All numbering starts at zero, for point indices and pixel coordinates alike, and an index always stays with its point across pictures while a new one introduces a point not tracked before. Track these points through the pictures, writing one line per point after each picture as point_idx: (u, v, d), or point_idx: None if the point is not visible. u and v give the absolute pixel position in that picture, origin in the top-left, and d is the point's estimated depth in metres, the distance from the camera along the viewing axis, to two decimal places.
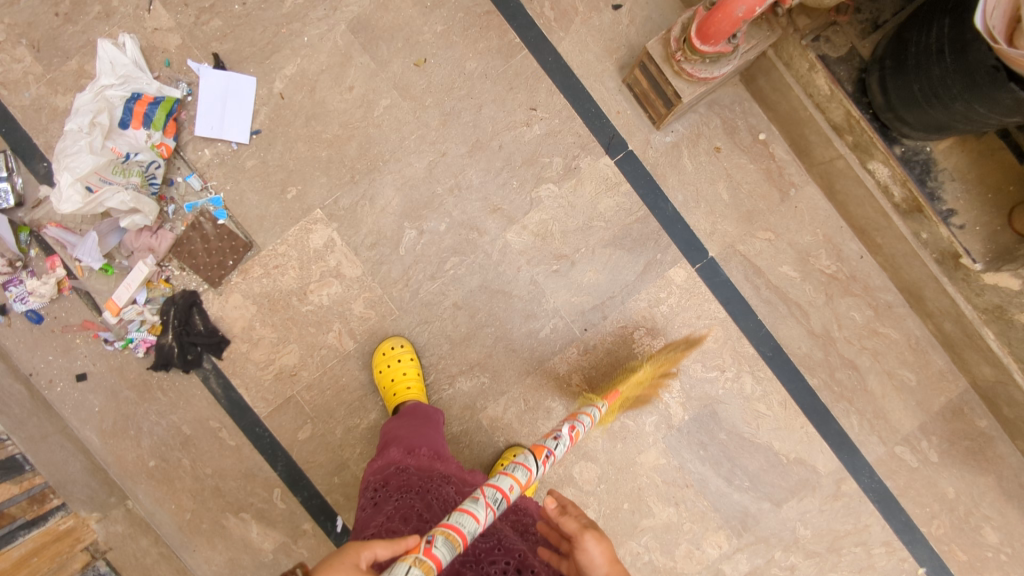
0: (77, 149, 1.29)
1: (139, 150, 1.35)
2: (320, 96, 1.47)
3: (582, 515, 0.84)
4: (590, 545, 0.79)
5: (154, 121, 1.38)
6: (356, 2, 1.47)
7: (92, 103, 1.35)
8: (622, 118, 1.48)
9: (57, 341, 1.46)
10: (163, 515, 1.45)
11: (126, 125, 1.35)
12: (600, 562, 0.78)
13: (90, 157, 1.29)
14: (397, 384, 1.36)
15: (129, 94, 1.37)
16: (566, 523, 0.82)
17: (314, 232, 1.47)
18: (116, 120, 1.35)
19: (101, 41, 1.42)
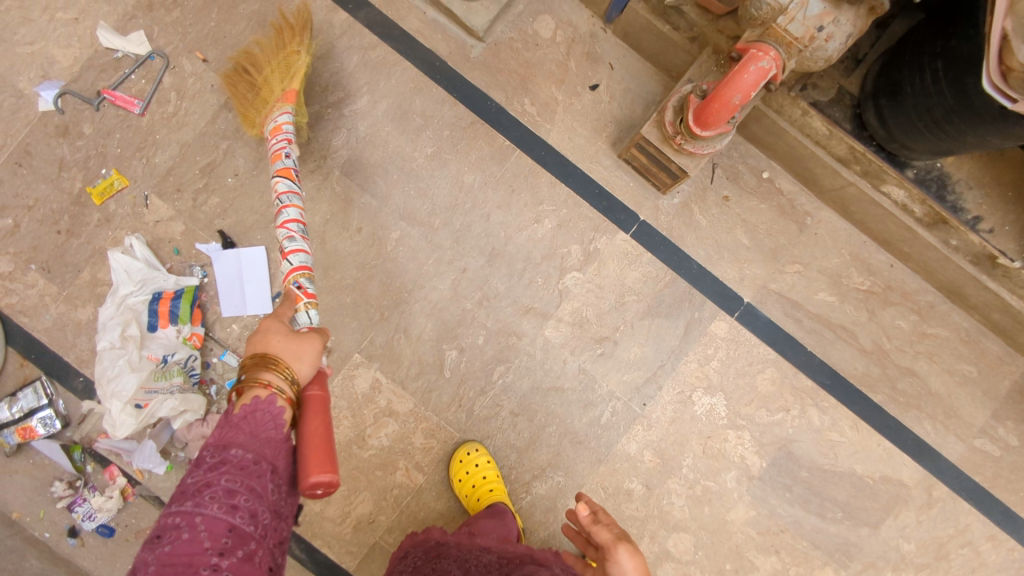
0: (117, 370, 1.34)
1: (174, 349, 1.39)
2: (331, 245, 1.48)
3: (611, 525, 0.91)
4: (624, 557, 0.86)
5: (180, 315, 1.40)
6: (343, 145, 1.49)
7: (118, 316, 1.38)
8: (627, 191, 1.49)
9: (133, 548, 1.45)
10: None
11: (155, 328, 1.39)
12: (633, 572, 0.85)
13: (132, 375, 1.34)
14: (481, 488, 1.36)
15: (150, 296, 1.41)
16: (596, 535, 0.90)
17: (357, 377, 1.47)
18: (144, 325, 1.39)
19: (110, 251, 1.44)
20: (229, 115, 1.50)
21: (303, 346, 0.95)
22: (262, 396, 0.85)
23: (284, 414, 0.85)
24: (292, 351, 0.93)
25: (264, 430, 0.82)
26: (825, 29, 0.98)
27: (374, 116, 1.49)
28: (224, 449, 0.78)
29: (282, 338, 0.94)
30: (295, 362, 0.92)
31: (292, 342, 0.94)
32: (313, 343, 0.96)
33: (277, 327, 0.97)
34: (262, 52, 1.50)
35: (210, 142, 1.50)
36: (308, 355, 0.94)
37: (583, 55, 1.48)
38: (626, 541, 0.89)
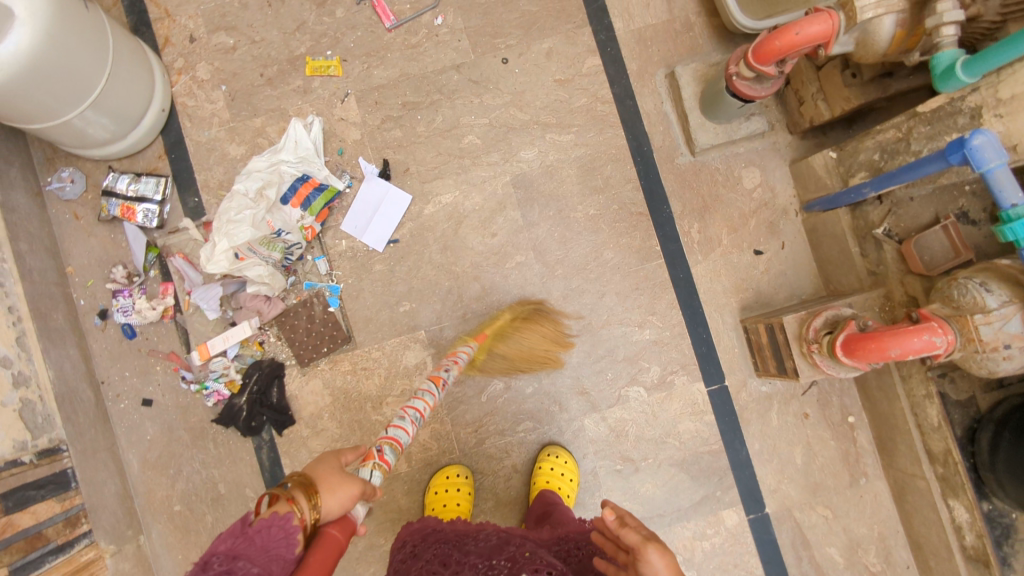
0: (240, 216, 1.38)
1: (290, 229, 1.43)
2: (463, 232, 1.54)
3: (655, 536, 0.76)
4: (661, 560, 0.73)
5: (312, 206, 1.46)
6: (527, 160, 1.55)
7: (265, 173, 1.43)
8: (729, 354, 1.53)
9: (139, 360, 1.50)
10: (166, 562, 1.45)
11: (288, 202, 1.44)
12: None
13: (249, 229, 1.37)
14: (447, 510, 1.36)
15: (300, 174, 1.46)
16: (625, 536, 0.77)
17: (410, 350, 1.52)
18: (280, 194, 1.44)
19: (292, 119, 1.51)
20: (453, 77, 1.56)
21: (345, 483, 0.84)
22: (281, 511, 0.73)
23: (301, 534, 0.73)
24: (330, 485, 0.82)
25: (274, 551, 0.70)
26: (1010, 348, 1.02)
27: (568, 156, 1.54)
28: (232, 560, 0.67)
29: (335, 473, 0.85)
30: (327, 495, 0.81)
31: (332, 476, 0.84)
32: (356, 485, 0.85)
33: (332, 462, 0.88)
34: (514, 46, 1.55)
35: (423, 88, 1.56)
36: (344, 492, 0.83)
37: (766, 221, 1.54)
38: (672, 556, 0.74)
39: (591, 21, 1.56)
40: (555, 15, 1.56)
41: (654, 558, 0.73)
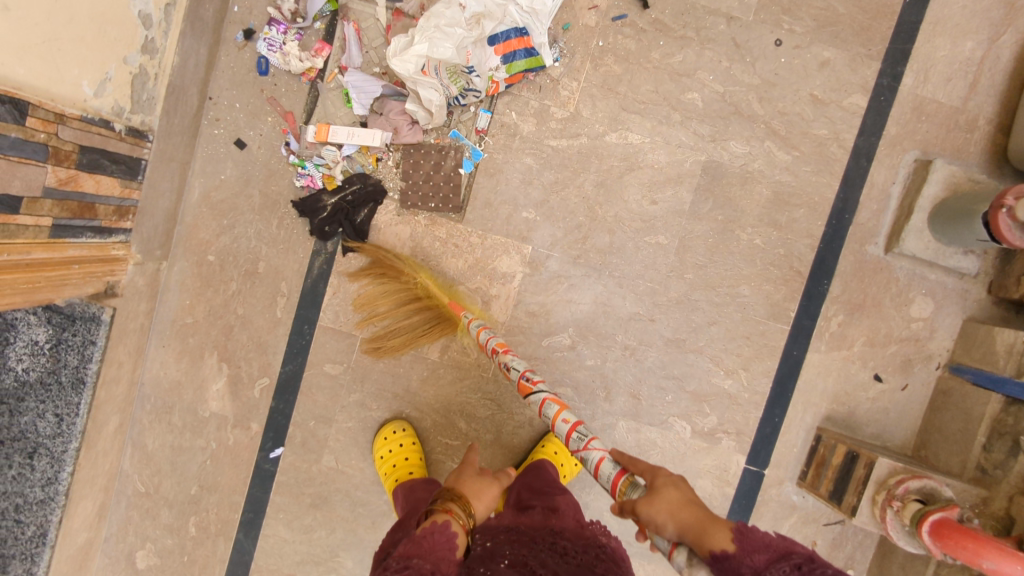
0: (449, 30, 1.25)
1: (481, 73, 1.29)
2: (627, 180, 1.37)
3: (653, 471, 0.89)
4: (665, 492, 0.83)
5: (512, 64, 1.31)
6: (733, 151, 1.37)
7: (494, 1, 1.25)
8: (787, 450, 1.42)
9: (254, 100, 1.34)
10: (173, 299, 1.38)
11: (495, 46, 1.29)
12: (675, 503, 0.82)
13: (450, 49, 1.25)
14: (398, 467, 1.30)
15: (521, 25, 1.29)
16: (623, 480, 0.93)
17: (508, 256, 1.39)
18: (491, 33, 1.28)
19: None
20: (718, 26, 1.35)
21: (480, 484, 0.99)
22: (440, 521, 0.88)
23: (456, 538, 0.87)
24: (479, 491, 0.98)
25: (440, 552, 0.84)
26: None
27: (771, 175, 1.38)
28: (407, 559, 0.82)
29: (476, 479, 1.01)
30: (475, 499, 0.97)
31: (470, 480, 1.00)
32: (493, 485, 1.00)
33: (471, 466, 1.05)
34: (798, 35, 1.35)
35: (684, 18, 1.35)
36: (488, 494, 0.98)
37: (907, 356, 1.41)
38: (674, 478, 0.87)
39: (884, 60, 1.36)
40: (856, 31, 1.36)
41: (659, 496, 0.83)
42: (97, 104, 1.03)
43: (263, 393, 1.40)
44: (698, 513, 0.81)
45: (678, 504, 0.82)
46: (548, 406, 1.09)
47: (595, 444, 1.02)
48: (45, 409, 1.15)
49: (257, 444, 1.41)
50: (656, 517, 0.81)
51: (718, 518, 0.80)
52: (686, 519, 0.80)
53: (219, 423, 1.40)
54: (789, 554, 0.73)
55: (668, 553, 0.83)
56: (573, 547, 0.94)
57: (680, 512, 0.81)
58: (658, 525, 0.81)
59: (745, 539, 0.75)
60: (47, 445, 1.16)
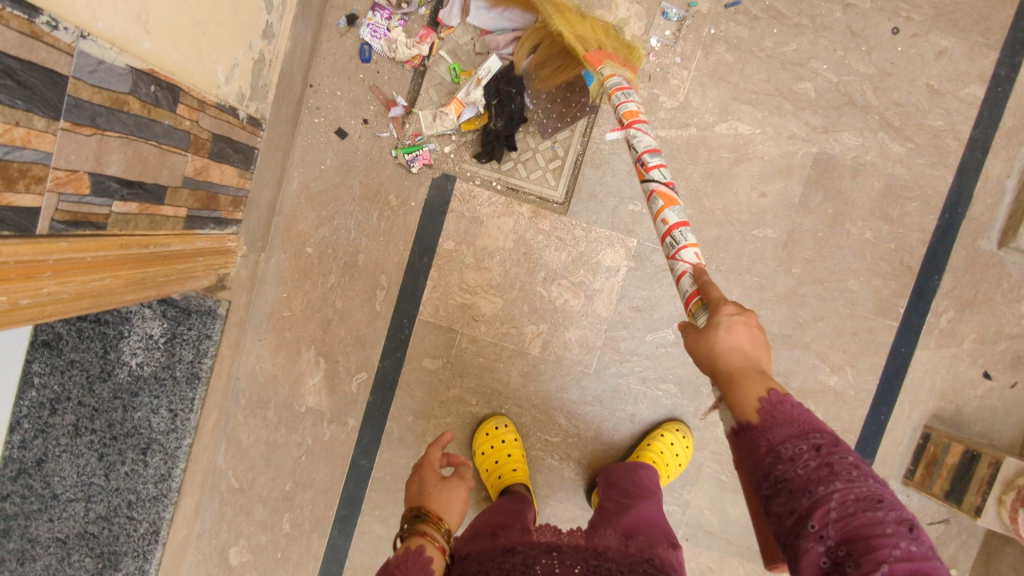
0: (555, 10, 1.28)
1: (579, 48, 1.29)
2: (736, 172, 1.34)
3: (723, 298, 0.73)
4: (717, 333, 0.70)
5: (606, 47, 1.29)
6: (845, 142, 1.34)
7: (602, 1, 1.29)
8: (893, 448, 1.39)
9: (356, 88, 1.32)
10: (271, 291, 1.35)
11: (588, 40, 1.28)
12: (738, 344, 0.69)
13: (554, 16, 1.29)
14: (505, 465, 1.28)
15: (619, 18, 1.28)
16: (695, 300, 0.79)
17: (612, 249, 1.36)
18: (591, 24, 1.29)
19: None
20: (834, 13, 1.31)
21: (446, 493, 0.94)
22: (414, 545, 0.84)
23: (431, 563, 0.82)
24: (445, 502, 0.93)
25: None
26: None
27: (884, 167, 1.34)
28: None
29: (436, 487, 0.95)
30: (446, 512, 0.92)
31: (435, 491, 0.94)
32: (460, 489, 0.95)
33: (431, 475, 0.99)
34: (916, 23, 1.31)
35: (799, 5, 1.31)
36: (453, 500, 0.94)
37: (1018, 354, 1.37)
38: (739, 317, 0.71)
39: (1003, 49, 1.32)
40: (974, 19, 1.32)
41: (708, 337, 0.70)
42: (227, 90, 0.99)
43: (361, 389, 1.37)
44: (739, 364, 0.68)
45: (741, 352, 0.69)
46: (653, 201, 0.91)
47: (691, 249, 0.85)
48: (158, 405, 1.12)
49: (354, 440, 1.38)
50: (699, 354, 0.72)
51: (760, 373, 0.67)
52: (725, 366, 0.69)
53: (315, 418, 1.38)
54: (813, 434, 0.60)
55: (705, 386, 0.74)
56: (619, 564, 0.87)
57: (724, 358, 0.69)
58: (698, 355, 0.72)
59: (777, 412, 0.62)
60: (161, 442, 1.14)
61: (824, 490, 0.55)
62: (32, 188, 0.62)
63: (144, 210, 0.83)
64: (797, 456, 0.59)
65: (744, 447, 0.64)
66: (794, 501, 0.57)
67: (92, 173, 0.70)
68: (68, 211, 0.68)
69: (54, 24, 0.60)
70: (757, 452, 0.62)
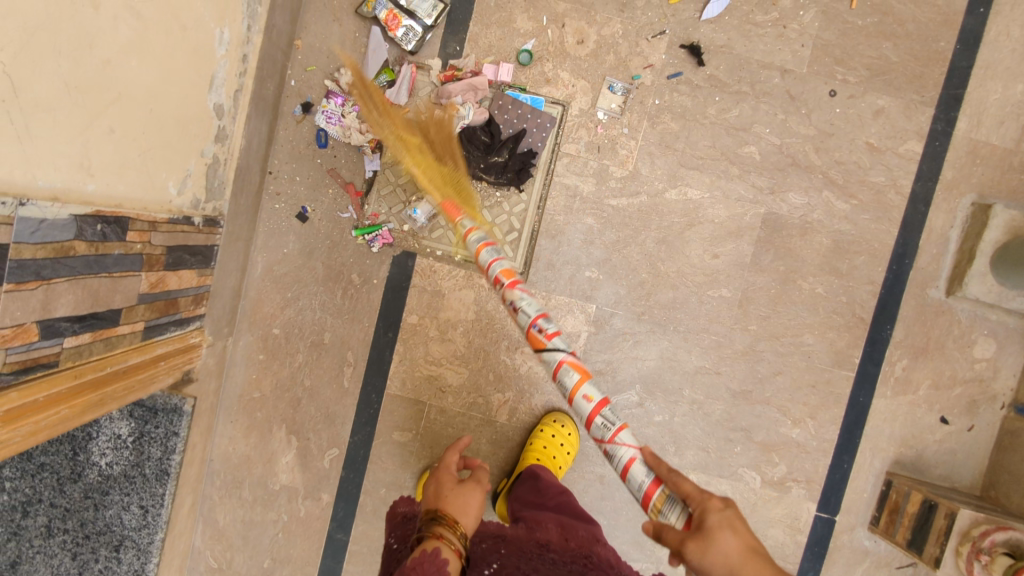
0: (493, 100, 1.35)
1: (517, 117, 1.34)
2: (688, 235, 1.38)
3: (703, 494, 0.83)
4: (723, 539, 0.76)
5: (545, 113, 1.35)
6: (792, 202, 1.38)
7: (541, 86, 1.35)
8: (857, 495, 1.42)
9: (315, 173, 1.35)
10: (240, 374, 1.38)
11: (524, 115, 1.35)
12: (732, 546, 0.75)
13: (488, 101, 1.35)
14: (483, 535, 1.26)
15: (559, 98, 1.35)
16: (658, 493, 0.92)
17: (572, 316, 1.39)
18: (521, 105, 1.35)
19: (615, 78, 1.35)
20: (773, 79, 1.35)
21: (463, 497, 0.92)
22: (430, 548, 0.82)
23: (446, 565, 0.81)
24: (461, 505, 0.91)
25: None
26: None
27: (831, 224, 1.38)
28: None
29: (454, 491, 0.93)
30: (463, 514, 0.90)
31: (451, 495, 0.92)
32: (476, 493, 0.94)
33: (447, 477, 0.97)
34: (852, 85, 1.36)
35: (739, 73, 1.35)
36: (471, 504, 0.92)
37: (972, 398, 1.41)
38: (728, 513, 0.79)
39: (938, 105, 1.37)
40: (909, 79, 1.36)
41: (716, 542, 0.76)
42: (180, 201, 1.03)
43: (333, 464, 1.40)
44: (759, 569, 0.74)
45: (737, 555, 0.74)
46: (568, 379, 1.15)
47: (623, 435, 1.03)
48: (130, 502, 1.15)
49: (328, 515, 1.41)
50: (713, 564, 0.75)
51: (785, 572, 0.73)
52: (749, 572, 0.73)
53: (289, 495, 1.40)
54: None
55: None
56: (562, 556, 0.96)
57: (743, 563, 0.74)
58: (709, 572, 0.75)
59: None
60: (134, 537, 1.17)
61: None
62: None
63: (98, 336, 0.86)
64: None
65: None
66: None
67: (39, 321, 0.74)
68: (17, 360, 0.72)
69: None
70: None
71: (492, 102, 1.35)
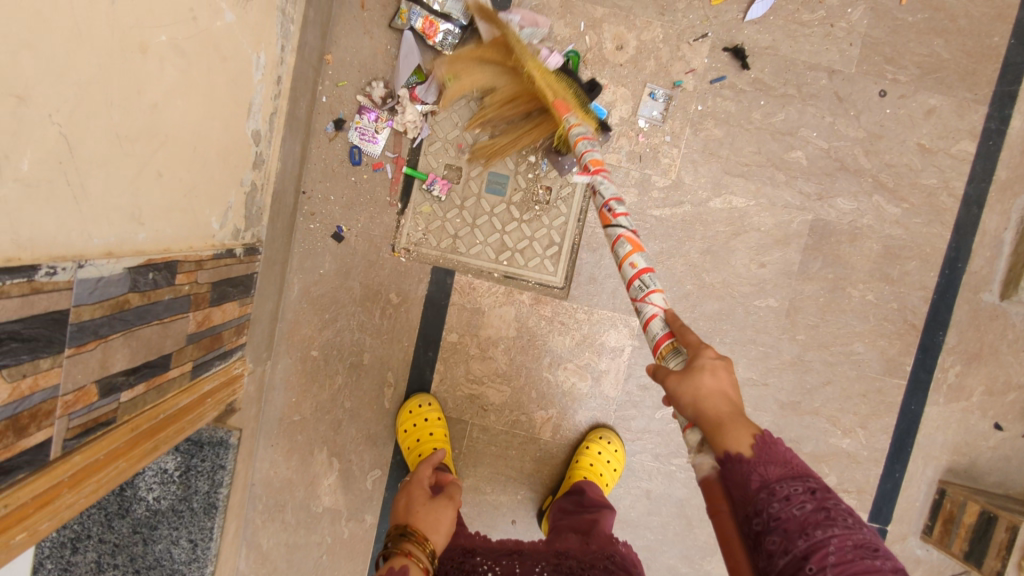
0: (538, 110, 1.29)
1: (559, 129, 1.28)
2: (734, 244, 1.34)
3: (701, 342, 0.74)
4: (701, 375, 0.69)
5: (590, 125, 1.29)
6: (840, 207, 1.33)
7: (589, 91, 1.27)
8: (910, 504, 1.39)
9: (349, 192, 1.32)
10: (279, 398, 1.36)
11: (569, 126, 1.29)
12: (708, 384, 0.68)
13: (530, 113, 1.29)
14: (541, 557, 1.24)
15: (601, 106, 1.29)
16: (666, 344, 0.79)
17: (616, 330, 1.36)
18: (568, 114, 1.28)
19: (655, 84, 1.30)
20: (820, 81, 1.30)
21: (434, 514, 0.95)
22: (398, 565, 0.84)
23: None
24: (430, 523, 0.93)
25: None
26: None
27: (881, 229, 1.34)
28: None
29: (422, 508, 0.95)
30: (433, 532, 0.92)
31: (422, 510, 0.95)
32: (446, 510, 0.96)
33: (417, 495, 1.00)
34: (902, 84, 1.31)
35: (784, 75, 1.30)
36: (440, 522, 0.94)
37: None
38: (720, 361, 0.71)
39: (991, 103, 1.32)
40: (961, 76, 1.31)
41: (693, 379, 0.69)
42: (222, 235, 1.00)
43: (376, 485, 1.38)
44: (726, 408, 0.67)
45: (709, 392, 0.68)
46: (619, 248, 0.92)
47: (659, 294, 0.85)
48: (178, 536, 1.14)
49: (373, 536, 1.39)
50: (681, 396, 0.69)
51: (743, 416, 0.66)
52: (713, 410, 0.67)
53: (333, 517, 1.39)
54: (805, 476, 0.61)
55: (683, 430, 0.72)
56: (579, 560, 0.97)
57: (711, 399, 0.68)
58: (677, 398, 0.69)
59: (768, 448, 0.63)
60: (184, 570, 1.16)
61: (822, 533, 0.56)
62: (42, 424, 0.63)
63: (150, 385, 0.84)
64: (792, 495, 0.59)
65: (730, 478, 0.63)
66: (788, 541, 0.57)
67: (97, 380, 0.71)
68: (78, 425, 0.70)
69: (53, 269, 0.60)
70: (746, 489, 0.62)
71: (538, 111, 1.29)
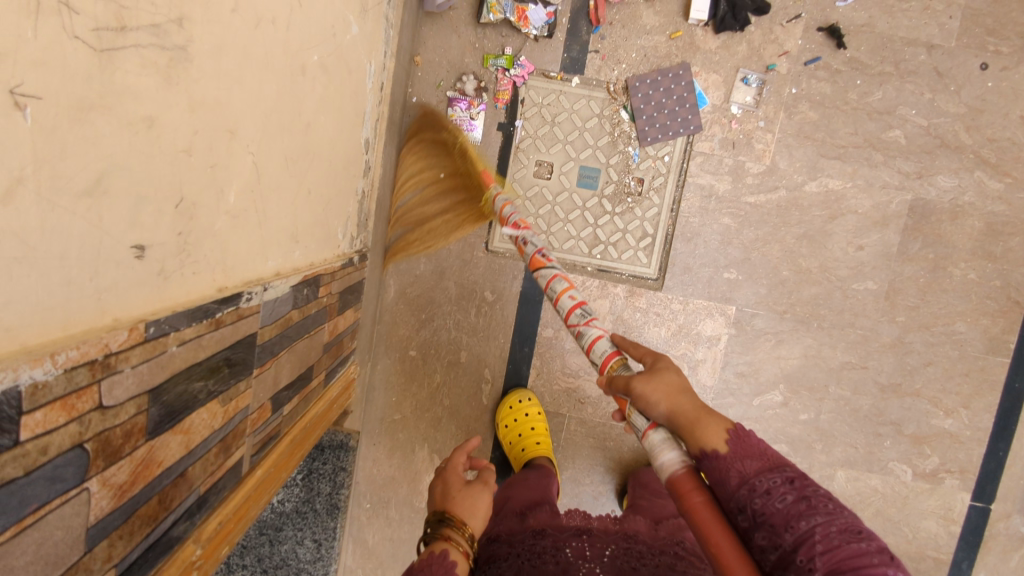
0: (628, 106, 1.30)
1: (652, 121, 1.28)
2: (831, 228, 1.32)
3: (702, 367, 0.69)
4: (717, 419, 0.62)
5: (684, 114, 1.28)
6: (941, 184, 1.31)
7: (680, 79, 1.28)
8: (1015, 483, 1.37)
9: None
10: (379, 398, 1.39)
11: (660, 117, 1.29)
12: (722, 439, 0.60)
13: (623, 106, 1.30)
14: None
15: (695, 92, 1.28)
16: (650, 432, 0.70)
17: (712, 319, 1.36)
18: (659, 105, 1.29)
19: (746, 68, 1.29)
20: (919, 56, 1.27)
21: (472, 497, 0.81)
22: (437, 550, 0.73)
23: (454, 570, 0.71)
24: (467, 507, 0.80)
25: None
26: None
27: (983, 206, 1.31)
28: None
29: (457, 493, 0.82)
30: (471, 517, 0.79)
31: (459, 495, 0.81)
32: (486, 493, 0.83)
33: (451, 479, 0.85)
34: (1004, 56, 1.27)
35: (882, 53, 1.27)
36: (479, 509, 0.81)
37: None
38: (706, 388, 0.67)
39: None
40: None
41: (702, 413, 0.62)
42: (344, 244, 1.02)
43: None
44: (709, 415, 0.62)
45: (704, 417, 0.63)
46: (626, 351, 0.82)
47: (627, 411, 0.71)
48: (303, 537, 1.19)
49: None
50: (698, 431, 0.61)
51: (715, 411, 0.63)
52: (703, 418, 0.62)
53: None
54: (783, 465, 0.56)
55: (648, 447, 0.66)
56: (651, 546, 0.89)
57: (678, 397, 0.65)
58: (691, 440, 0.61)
59: (744, 442, 0.59)
60: (308, 569, 1.22)
61: (807, 524, 0.51)
62: (237, 445, 0.65)
63: (300, 397, 0.86)
64: (774, 489, 0.55)
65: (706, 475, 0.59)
66: (777, 536, 0.53)
67: (270, 397, 0.73)
68: (257, 441, 0.72)
69: (250, 294, 0.62)
70: (725, 488, 0.58)
71: (632, 99, 1.29)
